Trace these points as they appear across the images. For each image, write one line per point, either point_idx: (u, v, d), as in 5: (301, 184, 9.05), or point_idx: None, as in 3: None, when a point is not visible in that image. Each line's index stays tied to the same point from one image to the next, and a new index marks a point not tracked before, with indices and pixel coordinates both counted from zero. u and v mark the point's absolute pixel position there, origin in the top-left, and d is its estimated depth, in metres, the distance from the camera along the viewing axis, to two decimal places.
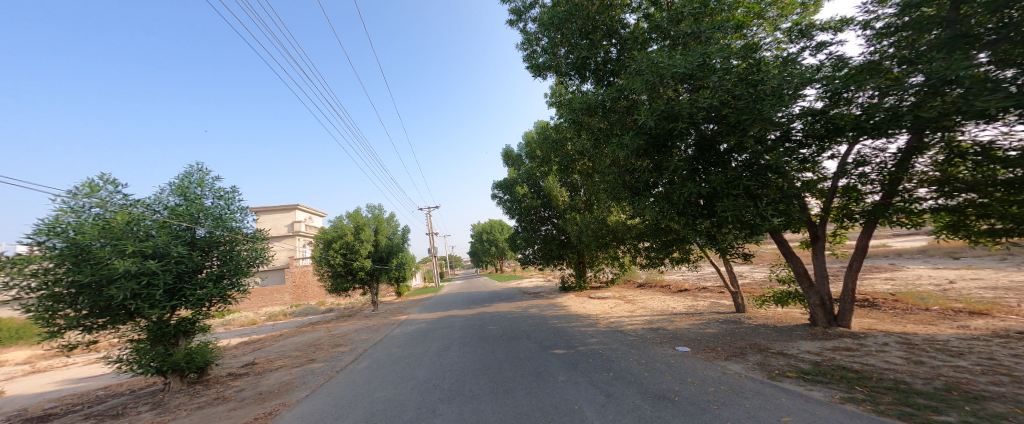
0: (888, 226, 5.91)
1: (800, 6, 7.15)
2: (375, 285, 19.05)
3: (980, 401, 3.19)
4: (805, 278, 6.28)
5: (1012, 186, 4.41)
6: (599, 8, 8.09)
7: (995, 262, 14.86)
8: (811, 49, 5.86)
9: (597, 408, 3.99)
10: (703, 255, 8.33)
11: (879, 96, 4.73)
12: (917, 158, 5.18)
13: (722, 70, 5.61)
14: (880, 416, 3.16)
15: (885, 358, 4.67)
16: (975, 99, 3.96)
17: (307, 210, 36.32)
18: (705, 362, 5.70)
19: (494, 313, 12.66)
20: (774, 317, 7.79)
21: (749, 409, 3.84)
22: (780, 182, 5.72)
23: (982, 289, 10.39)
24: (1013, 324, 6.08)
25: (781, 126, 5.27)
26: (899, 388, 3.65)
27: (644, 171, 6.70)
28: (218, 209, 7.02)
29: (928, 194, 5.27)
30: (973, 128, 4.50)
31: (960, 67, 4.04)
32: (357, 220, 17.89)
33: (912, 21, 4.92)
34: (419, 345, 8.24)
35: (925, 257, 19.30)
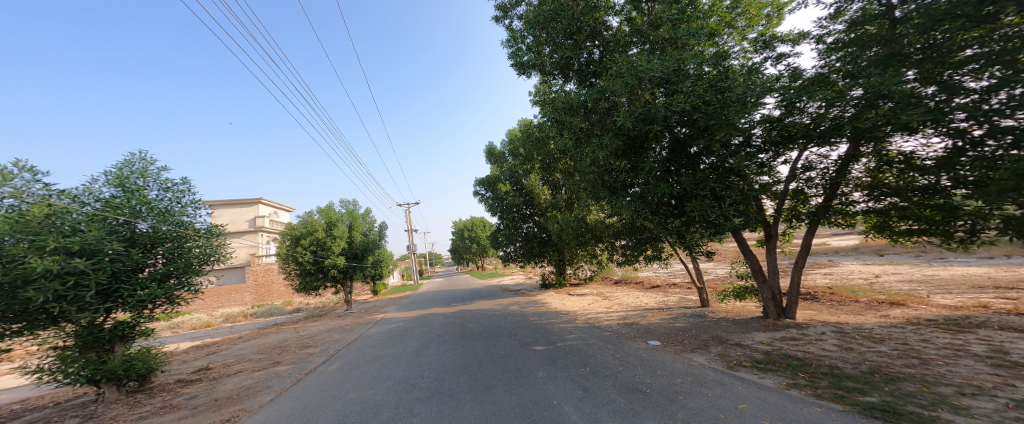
0: (828, 227, 6.34)
1: (765, 17, 7.56)
2: (348, 284, 18.63)
3: (896, 382, 3.54)
4: (758, 275, 6.65)
5: (926, 191, 5.11)
6: (584, 9, 8.25)
7: (911, 259, 16.52)
8: (772, 60, 6.21)
9: (575, 402, 4.16)
10: (673, 252, 8.68)
11: (825, 107, 5.12)
12: (853, 165, 5.67)
13: (695, 76, 5.87)
14: (821, 399, 3.45)
15: (824, 345, 5.07)
16: (902, 113, 4.37)
17: (272, 204, 35.13)
18: (674, 355, 5.98)
19: (474, 310, 12.74)
20: (730, 310, 8.27)
21: (711, 398, 4.10)
22: (741, 185, 6.10)
23: (899, 281, 11.55)
24: (922, 312, 6.80)
25: (744, 132, 5.56)
26: (833, 373, 3.99)
27: (622, 171, 6.97)
28: (163, 202, 6.50)
29: (861, 198, 5.78)
30: (900, 139, 4.94)
31: (891, 83, 4.45)
32: (329, 216, 17.46)
33: (857, 38, 5.39)
34: (394, 344, 8.26)
35: (861, 253, 21.12)
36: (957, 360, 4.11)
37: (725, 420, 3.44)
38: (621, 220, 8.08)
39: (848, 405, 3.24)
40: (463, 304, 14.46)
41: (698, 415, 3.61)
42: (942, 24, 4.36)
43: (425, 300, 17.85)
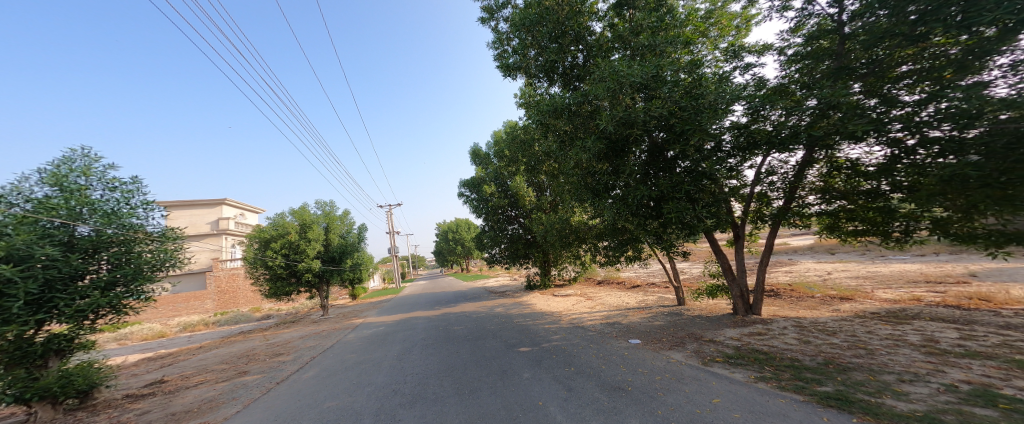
0: (786, 228, 6.62)
1: (735, 28, 7.90)
2: (324, 289, 18.13)
3: (848, 372, 3.80)
4: (728, 273, 6.93)
5: (870, 195, 5.54)
6: (569, 14, 8.38)
7: (858, 257, 17.78)
8: (740, 69, 6.52)
9: (560, 403, 4.25)
10: (652, 252, 8.90)
11: (785, 115, 5.42)
12: (809, 170, 6.07)
13: (672, 82, 6.12)
14: (785, 391, 3.65)
15: (786, 339, 5.35)
16: (849, 123, 4.70)
17: (238, 206, 33.05)
18: (654, 352, 6.15)
19: (459, 313, 12.73)
20: (702, 308, 8.58)
21: (688, 394, 4.26)
22: (713, 188, 6.37)
23: (848, 277, 12.41)
24: (867, 306, 7.32)
25: (715, 137, 5.83)
26: (794, 365, 4.22)
27: (604, 173, 7.12)
28: (109, 202, 5.78)
29: (815, 201, 6.20)
30: (849, 148, 5.29)
31: (840, 95, 4.76)
32: (302, 218, 16.77)
33: (812, 51, 5.76)
34: (375, 349, 8.20)
35: (815, 251, 22.45)
36: (901, 349, 4.43)
37: (701, 415, 3.58)
38: (603, 221, 8.23)
39: (808, 395, 3.44)
40: (448, 307, 14.38)
41: (676, 411, 3.75)
42: (883, 41, 4.73)
43: (406, 304, 17.61)
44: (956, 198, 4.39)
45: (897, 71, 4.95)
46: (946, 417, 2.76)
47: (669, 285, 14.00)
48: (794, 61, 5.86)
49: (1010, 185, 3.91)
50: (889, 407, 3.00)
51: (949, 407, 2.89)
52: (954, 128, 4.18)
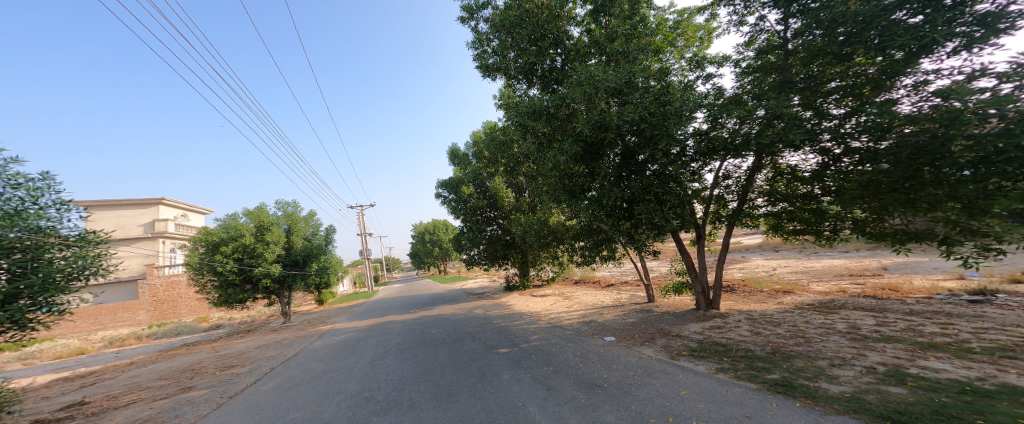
0: (740, 228, 7.16)
1: (699, 39, 8.35)
2: (285, 295, 17.19)
3: (791, 360, 4.16)
4: (691, 271, 7.25)
5: (806, 198, 6.10)
6: (548, 17, 8.50)
7: (797, 254, 19.46)
8: (702, 79, 6.92)
9: (538, 403, 4.37)
10: (625, 252, 9.20)
11: (739, 123, 5.78)
12: (758, 175, 6.55)
13: (643, 88, 6.38)
14: (741, 380, 3.92)
15: (740, 331, 5.75)
16: (789, 132, 5.14)
17: (177, 206, 28.45)
18: (626, 349, 6.38)
19: (437, 316, 12.63)
20: (669, 304, 8.99)
21: (658, 387, 4.48)
22: (679, 190, 6.68)
23: (791, 272, 13.50)
24: (804, 298, 8.06)
25: (681, 143, 6.15)
26: (747, 355, 4.54)
27: (580, 175, 7.32)
28: (10, 201, 4.90)
29: (763, 203, 6.69)
30: (793, 154, 5.75)
31: (784, 106, 5.14)
32: (259, 219, 15.34)
33: (761, 64, 6.23)
34: (345, 356, 8.05)
35: (763, 248, 24.01)
36: (834, 337, 4.93)
37: (671, 408, 3.77)
38: (580, 222, 8.40)
39: (759, 383, 3.72)
40: (424, 311, 14.25)
41: (648, 405, 3.94)
42: (817, 58, 5.20)
43: (379, 309, 17.21)
44: (872, 201, 5.02)
45: (827, 87, 5.43)
46: (869, 396, 3.12)
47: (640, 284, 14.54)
48: (749, 72, 6.34)
49: (912, 191, 4.53)
50: (824, 390, 3.33)
51: (871, 387, 3.27)
52: (872, 139, 4.72)
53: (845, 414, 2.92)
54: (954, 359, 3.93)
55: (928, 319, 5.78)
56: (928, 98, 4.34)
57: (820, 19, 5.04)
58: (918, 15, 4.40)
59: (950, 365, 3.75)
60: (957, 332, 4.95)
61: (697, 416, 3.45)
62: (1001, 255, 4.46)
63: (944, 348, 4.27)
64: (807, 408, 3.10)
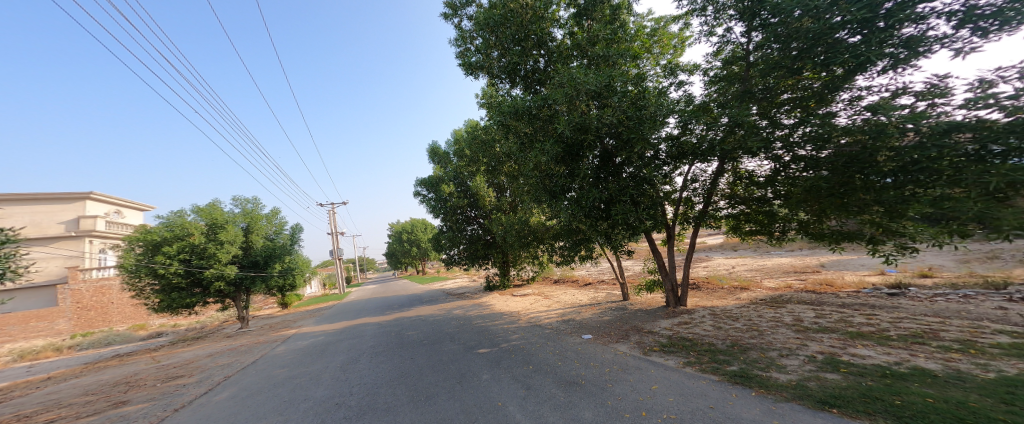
0: (704, 228, 7.53)
1: (674, 47, 8.65)
2: (240, 299, 15.24)
3: (748, 352, 4.49)
4: (661, 270, 7.49)
5: (760, 201, 6.50)
6: (533, 18, 8.58)
7: (753, 253, 20.78)
8: (675, 86, 7.17)
9: (518, 402, 4.45)
10: (602, 252, 9.41)
11: (705, 130, 6.09)
12: (721, 178, 6.88)
13: (621, 93, 6.56)
14: (705, 373, 4.15)
15: (705, 326, 6.12)
16: (747, 139, 5.52)
17: (106, 200, 23.01)
18: (603, 345, 6.56)
19: (415, 317, 12.50)
20: (641, 301, 9.35)
21: (633, 383, 4.65)
22: (652, 192, 6.93)
23: (747, 270, 14.39)
24: (758, 293, 8.67)
25: (654, 146, 6.41)
26: (710, 349, 4.86)
27: (561, 176, 7.45)
28: None
29: (725, 205, 7.07)
30: (753, 160, 6.08)
31: (743, 114, 5.49)
32: (211, 217, 13.64)
33: (727, 74, 6.56)
34: (312, 362, 7.79)
35: (724, 247, 25.23)
36: (783, 330, 5.43)
37: (643, 402, 3.93)
38: (560, 222, 8.51)
39: (721, 375, 3.97)
40: (400, 312, 14.08)
41: (623, 400, 4.09)
42: (774, 71, 5.57)
43: (353, 311, 16.78)
44: (813, 205, 5.51)
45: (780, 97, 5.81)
46: (812, 383, 3.46)
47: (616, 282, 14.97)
48: (716, 81, 6.64)
49: (844, 195, 5.03)
50: (775, 379, 3.62)
51: (812, 375, 3.64)
52: (812, 149, 5.12)
53: (792, 400, 3.19)
54: (876, 347, 4.47)
55: (857, 311, 6.49)
56: (860, 112, 4.73)
57: (778, 33, 5.34)
58: (857, 33, 4.71)
59: (875, 353, 4.24)
60: (880, 323, 5.63)
61: (668, 409, 3.61)
62: (917, 250, 4.99)
63: (869, 337, 4.87)
64: (762, 397, 3.33)
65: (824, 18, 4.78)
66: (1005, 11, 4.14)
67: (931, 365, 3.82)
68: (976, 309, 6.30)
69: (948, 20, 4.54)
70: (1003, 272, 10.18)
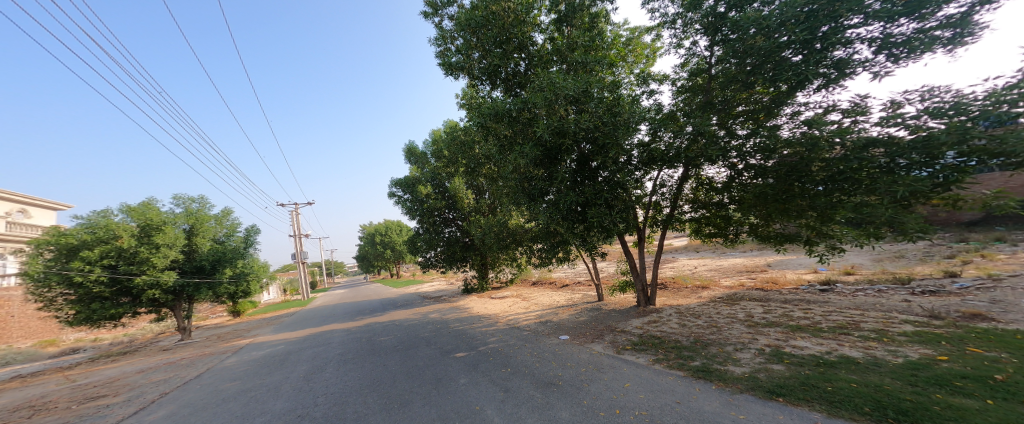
0: (670, 231, 7.87)
1: (646, 56, 9.00)
2: (180, 308, 13.81)
3: (709, 349, 4.80)
4: (633, 271, 7.76)
5: (718, 205, 6.90)
6: (514, 21, 8.65)
7: (714, 253, 21.88)
8: (647, 94, 7.45)
9: (496, 406, 4.49)
10: (578, 254, 9.60)
11: (673, 138, 6.38)
12: (686, 184, 7.21)
13: (598, 99, 6.78)
14: (672, 369, 4.37)
15: (671, 324, 6.42)
16: (708, 148, 5.90)
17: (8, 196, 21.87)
18: (579, 346, 6.67)
19: (389, 322, 12.27)
20: (616, 301, 9.65)
21: (607, 381, 4.79)
22: (624, 196, 7.17)
23: (710, 269, 15.13)
24: (717, 292, 9.18)
25: (627, 152, 6.69)
26: (677, 346, 5.17)
27: (540, 179, 7.54)
28: None
29: (689, 209, 7.44)
30: (713, 167, 6.43)
31: (705, 124, 5.84)
32: (145, 217, 11.94)
33: (692, 85, 6.87)
34: (270, 373, 7.37)
35: (687, 248, 26.28)
36: (737, 325, 5.81)
37: (617, 400, 4.07)
38: (538, 225, 8.61)
39: (686, 371, 4.20)
40: (373, 317, 13.80)
41: (598, 399, 4.21)
42: (731, 84, 5.99)
43: (319, 318, 16.14)
44: (762, 209, 6.02)
45: (736, 110, 6.25)
46: (761, 374, 3.77)
47: (589, 283, 15.32)
48: (682, 92, 6.94)
49: (785, 201, 5.64)
50: (731, 373, 3.92)
51: (762, 367, 3.98)
52: (763, 158, 5.59)
53: (747, 392, 3.44)
54: (812, 338, 4.92)
55: (797, 305, 7.06)
56: (800, 125, 5.20)
57: (736, 49, 5.71)
58: (800, 53, 5.22)
59: (811, 343, 4.67)
60: (812, 315, 6.15)
61: (640, 406, 3.76)
62: (843, 251, 5.46)
63: (805, 329, 5.30)
64: (721, 389, 3.56)
65: (773, 37, 5.21)
66: (912, 40, 4.96)
67: (854, 353, 4.25)
68: (885, 301, 7.07)
69: (870, 45, 5.26)
70: (910, 272, 10.70)
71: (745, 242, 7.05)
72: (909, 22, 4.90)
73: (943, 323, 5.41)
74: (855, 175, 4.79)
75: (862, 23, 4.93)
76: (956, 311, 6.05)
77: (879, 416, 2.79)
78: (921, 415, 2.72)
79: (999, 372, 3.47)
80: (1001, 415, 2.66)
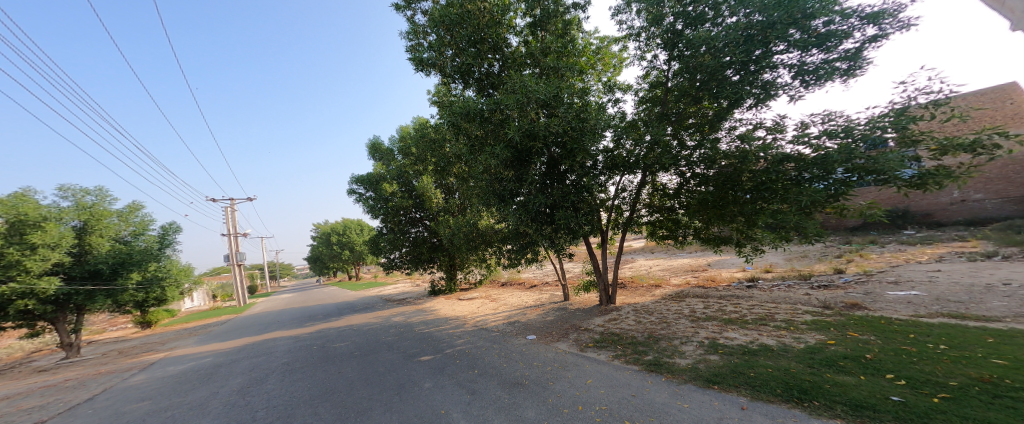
0: (630, 233, 8.22)
1: (613, 65, 9.37)
2: (64, 322, 12.20)
3: (659, 344, 5.10)
4: (598, 272, 8.00)
5: (670, 210, 7.32)
6: (489, 22, 8.71)
7: (669, 253, 23.06)
8: (613, 103, 7.75)
9: (463, 409, 4.54)
10: (547, 255, 9.78)
11: (632, 146, 6.70)
12: (644, 190, 7.57)
13: (567, 104, 6.98)
14: (629, 364, 4.63)
15: (629, 321, 6.74)
16: (662, 157, 6.27)
17: None
18: (545, 345, 6.81)
19: (349, 327, 11.87)
20: (581, 301, 9.88)
21: (573, 379, 4.95)
22: (590, 199, 7.44)
23: (667, 268, 15.94)
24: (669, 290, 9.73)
25: (593, 157, 6.95)
26: (633, 342, 5.47)
27: (509, 180, 7.60)
28: None
29: (647, 213, 7.79)
30: (668, 175, 6.83)
31: (661, 133, 6.19)
32: (15, 212, 10.09)
33: (650, 97, 7.17)
34: (192, 389, 6.85)
35: (644, 249, 27.51)
36: (683, 320, 6.21)
37: (580, 397, 4.24)
38: (508, 225, 8.65)
39: (642, 365, 4.45)
40: (331, 323, 13.28)
41: (563, 397, 4.37)
42: (684, 96, 6.45)
43: (256, 326, 15.14)
44: (705, 214, 6.54)
45: (686, 122, 6.69)
46: (701, 365, 4.08)
47: (555, 284, 15.66)
48: (642, 102, 7.16)
49: (721, 207, 6.25)
50: (677, 365, 4.22)
51: (702, 358, 4.31)
52: (707, 168, 6.05)
53: (691, 381, 3.72)
54: (740, 329, 5.37)
55: (731, 300, 7.70)
56: (735, 140, 5.73)
57: (688, 65, 6.12)
58: (740, 73, 5.80)
59: (741, 334, 5.10)
60: (740, 308, 6.68)
61: (600, 401, 3.93)
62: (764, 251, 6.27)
63: (735, 321, 5.76)
64: (670, 381, 3.83)
65: (718, 57, 5.76)
66: (819, 69, 5.57)
67: (771, 341, 4.69)
68: (791, 294, 7.82)
69: (789, 70, 5.83)
70: (809, 268, 12.05)
71: (690, 244, 7.52)
72: (818, 52, 5.53)
73: (831, 312, 6.15)
74: (772, 186, 5.49)
75: (785, 50, 5.54)
76: (840, 302, 6.92)
77: (788, 396, 3.15)
78: (819, 393, 3.13)
79: (869, 352, 4.06)
80: (871, 388, 3.16)
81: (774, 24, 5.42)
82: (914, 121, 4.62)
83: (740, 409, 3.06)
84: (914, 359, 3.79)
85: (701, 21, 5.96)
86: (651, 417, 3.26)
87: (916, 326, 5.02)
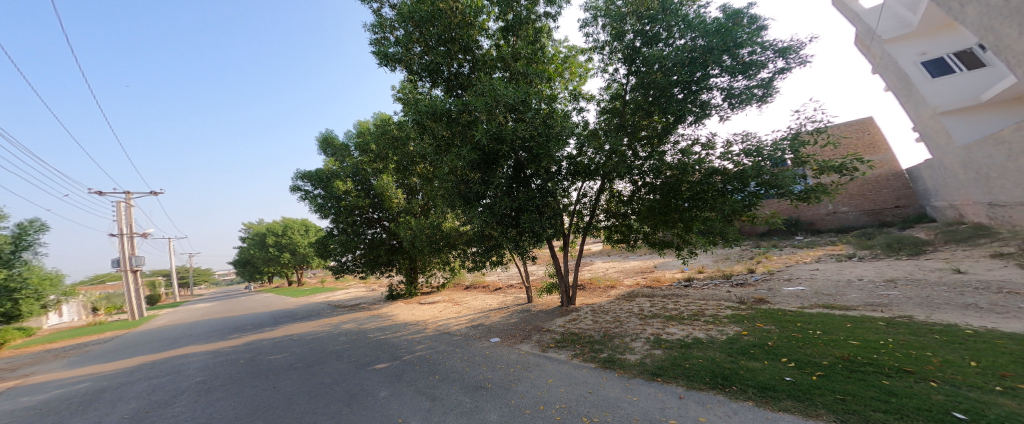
0: (590, 237, 8.53)
1: (578, 74, 9.72)
2: None
3: (605, 344, 5.37)
4: (560, 275, 8.21)
5: (622, 216, 7.70)
6: (461, 22, 8.74)
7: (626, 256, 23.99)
8: (577, 110, 8.05)
9: (422, 416, 4.52)
10: (512, 257, 9.90)
11: (592, 154, 7.00)
12: (602, 196, 7.89)
13: (534, 110, 7.15)
14: (586, 363, 4.85)
15: (587, 321, 7.01)
16: (618, 165, 6.61)
17: None
18: (508, 347, 6.92)
19: (299, 337, 11.26)
20: (543, 303, 10.10)
21: (535, 380, 5.09)
22: (553, 203, 7.64)
23: (624, 270, 16.63)
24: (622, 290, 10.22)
25: (555, 163, 7.17)
26: (590, 340, 5.71)
27: (475, 182, 7.59)
28: None
29: (605, 219, 8.12)
30: (623, 183, 7.19)
31: (619, 143, 6.53)
32: None
33: (609, 108, 7.53)
34: (70, 418, 6.00)
35: (602, 252, 28.43)
36: (633, 318, 6.56)
37: (542, 397, 4.36)
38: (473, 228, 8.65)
39: (598, 363, 4.67)
40: (278, 332, 12.52)
41: (525, 398, 4.48)
42: (638, 111, 6.86)
43: (162, 342, 13.70)
44: (654, 220, 6.97)
45: (640, 134, 7.12)
46: (647, 359, 4.36)
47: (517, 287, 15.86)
48: (604, 112, 7.47)
49: (665, 214, 6.75)
50: (627, 361, 4.47)
51: (649, 354, 4.59)
52: (655, 177, 6.48)
53: (641, 376, 3.94)
54: (681, 325, 5.75)
55: (673, 298, 8.24)
56: (678, 153, 6.22)
57: (643, 81, 6.55)
58: (686, 91, 6.31)
59: (680, 330, 5.47)
60: (679, 306, 7.17)
61: (560, 400, 4.09)
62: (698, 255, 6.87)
63: (675, 318, 6.18)
64: (622, 376, 4.05)
65: (668, 75, 6.23)
66: (741, 94, 6.21)
67: (702, 335, 5.09)
68: (716, 291, 8.54)
69: (721, 92, 6.38)
70: (730, 268, 13.21)
71: (641, 248, 7.96)
72: (743, 79, 6.15)
73: (746, 306, 6.78)
74: (703, 195, 6.07)
75: (719, 74, 6.11)
76: (751, 297, 7.64)
77: (715, 383, 3.45)
78: (736, 379, 3.46)
79: (771, 339, 4.52)
80: (770, 371, 3.54)
81: (713, 49, 5.95)
82: (803, 145, 5.38)
83: (678, 398, 3.33)
84: (801, 344, 4.28)
85: (656, 40, 6.37)
86: (605, 412, 3.43)
87: (803, 315, 5.67)
